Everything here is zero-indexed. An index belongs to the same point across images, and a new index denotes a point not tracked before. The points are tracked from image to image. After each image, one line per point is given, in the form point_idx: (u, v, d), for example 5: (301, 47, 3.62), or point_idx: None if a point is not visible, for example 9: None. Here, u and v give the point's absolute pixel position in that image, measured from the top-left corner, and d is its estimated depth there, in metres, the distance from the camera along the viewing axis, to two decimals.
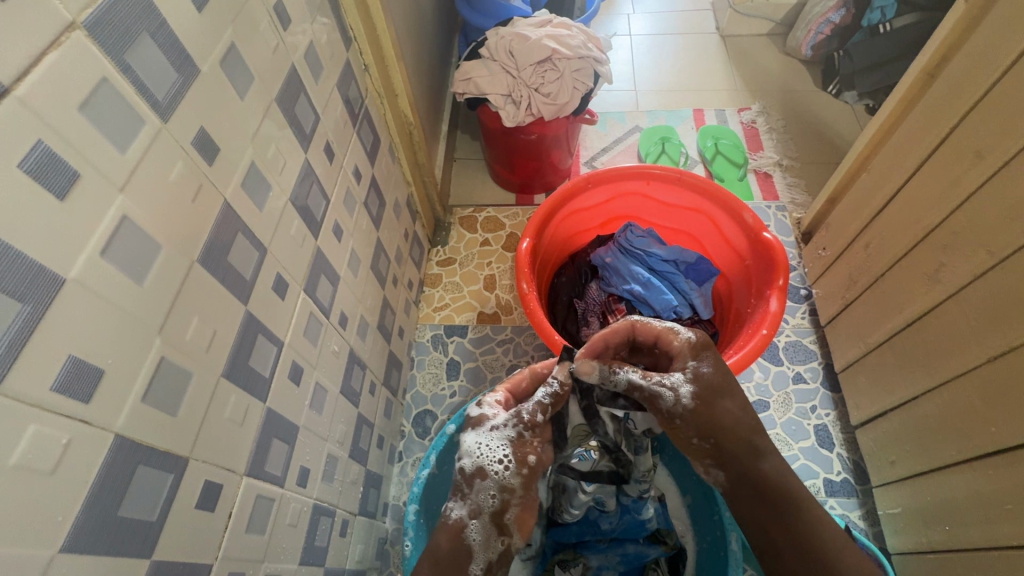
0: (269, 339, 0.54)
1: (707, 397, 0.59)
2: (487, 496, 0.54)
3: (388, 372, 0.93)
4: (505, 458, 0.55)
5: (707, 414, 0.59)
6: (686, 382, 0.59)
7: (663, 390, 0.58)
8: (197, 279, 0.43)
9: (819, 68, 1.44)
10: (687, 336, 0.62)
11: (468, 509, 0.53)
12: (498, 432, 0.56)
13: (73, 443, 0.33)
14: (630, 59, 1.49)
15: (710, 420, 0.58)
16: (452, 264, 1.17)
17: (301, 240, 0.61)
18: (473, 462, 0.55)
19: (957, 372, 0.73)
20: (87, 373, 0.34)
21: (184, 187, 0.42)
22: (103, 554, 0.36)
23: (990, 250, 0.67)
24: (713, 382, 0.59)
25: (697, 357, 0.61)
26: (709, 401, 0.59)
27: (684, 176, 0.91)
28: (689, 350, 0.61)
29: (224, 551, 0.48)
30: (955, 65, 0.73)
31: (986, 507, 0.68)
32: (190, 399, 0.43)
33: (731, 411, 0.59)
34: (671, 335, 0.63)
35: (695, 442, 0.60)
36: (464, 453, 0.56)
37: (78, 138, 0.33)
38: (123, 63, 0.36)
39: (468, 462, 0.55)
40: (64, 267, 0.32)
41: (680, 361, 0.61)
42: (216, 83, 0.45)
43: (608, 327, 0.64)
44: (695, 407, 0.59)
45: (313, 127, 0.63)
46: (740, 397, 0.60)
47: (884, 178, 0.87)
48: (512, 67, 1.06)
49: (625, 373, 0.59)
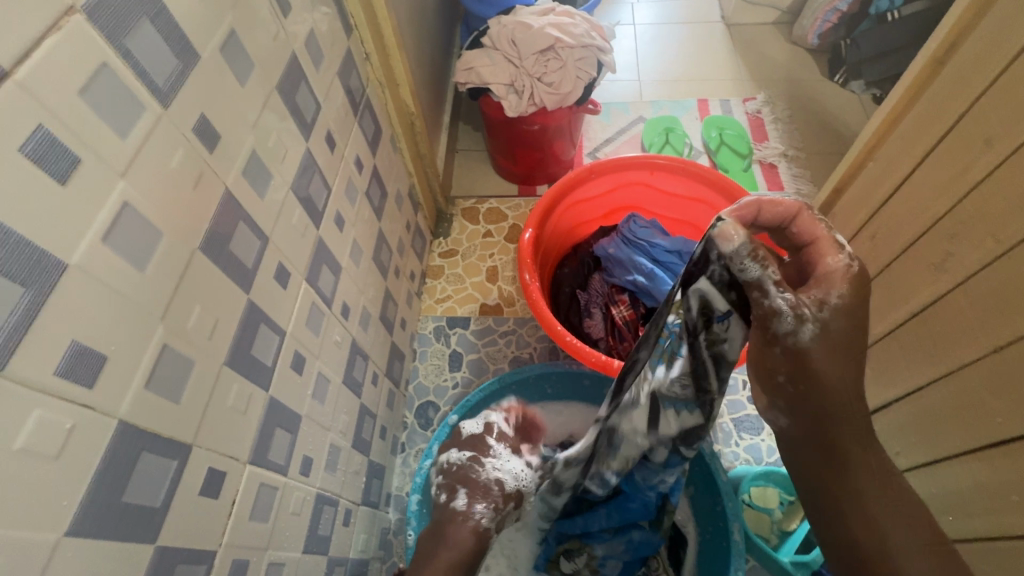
0: (271, 329, 0.54)
1: (831, 355, 0.45)
2: (508, 514, 0.62)
3: (391, 363, 0.93)
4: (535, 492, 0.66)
5: (811, 373, 0.45)
6: (815, 315, 0.44)
7: (785, 313, 0.43)
8: (199, 267, 0.43)
9: (825, 57, 1.43)
10: (850, 261, 0.46)
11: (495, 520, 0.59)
12: (535, 469, 0.65)
13: (76, 429, 0.33)
14: (634, 48, 1.48)
15: (810, 381, 0.45)
16: (454, 255, 1.17)
17: (303, 230, 0.60)
18: (514, 481, 0.62)
19: (962, 363, 0.72)
20: (90, 359, 0.34)
21: (185, 174, 0.42)
22: (108, 540, 0.36)
23: (997, 238, 0.66)
24: (842, 341, 0.45)
25: (842, 293, 0.45)
26: (825, 358, 0.45)
27: (688, 166, 0.90)
28: (842, 284, 0.45)
29: (228, 539, 0.48)
30: (965, 52, 0.72)
31: (991, 497, 0.68)
32: (193, 386, 0.43)
33: (840, 379, 0.45)
34: (831, 250, 0.47)
35: (777, 383, 0.47)
36: (501, 468, 0.63)
37: (78, 123, 0.33)
38: (124, 48, 0.36)
39: (506, 480, 0.62)
40: (66, 253, 0.32)
41: (823, 287, 0.45)
42: (217, 70, 0.45)
43: (775, 197, 0.49)
44: (809, 359, 0.44)
45: (314, 116, 0.62)
46: (850, 371, 0.46)
47: (892, 167, 0.86)
48: (515, 56, 1.05)
49: (763, 269, 0.44)
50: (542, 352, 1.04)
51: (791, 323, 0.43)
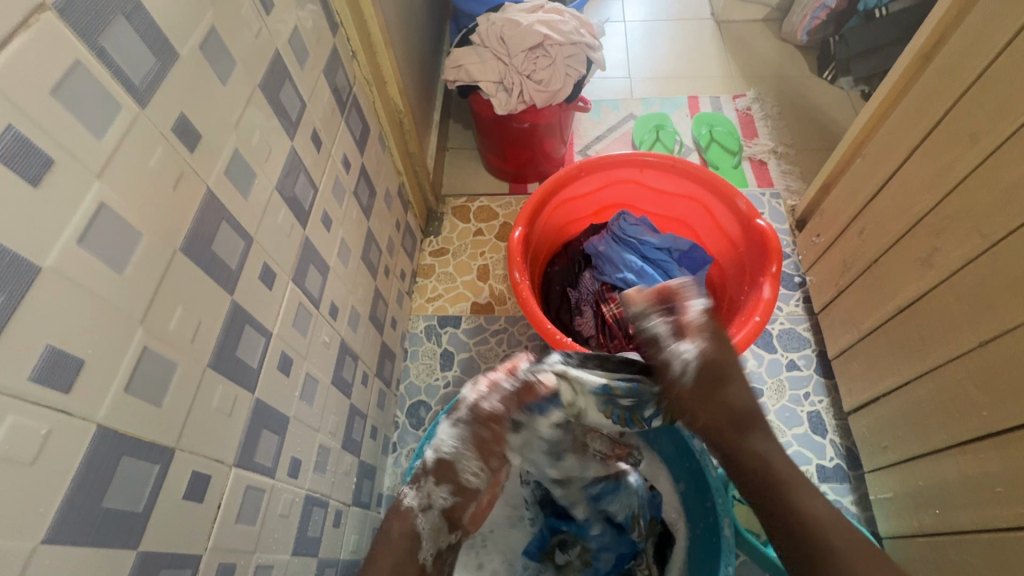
0: (257, 330, 0.54)
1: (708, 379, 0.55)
2: (440, 494, 0.57)
3: (381, 363, 0.92)
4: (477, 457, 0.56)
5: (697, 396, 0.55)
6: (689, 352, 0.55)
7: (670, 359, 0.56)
8: (180, 269, 0.43)
9: (813, 54, 1.44)
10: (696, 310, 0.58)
11: (419, 502, 0.56)
12: (466, 430, 0.56)
13: (53, 433, 0.33)
14: (624, 46, 1.48)
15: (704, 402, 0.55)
16: (445, 254, 1.16)
17: (289, 229, 0.60)
18: (434, 451, 0.57)
19: (948, 357, 0.73)
20: (66, 364, 0.33)
21: (165, 175, 0.41)
22: (88, 546, 0.35)
23: (983, 233, 0.67)
24: (711, 373, 0.55)
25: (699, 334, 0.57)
26: (705, 391, 0.55)
27: (678, 163, 0.90)
28: (695, 326, 0.57)
29: (214, 542, 0.47)
30: (950, 48, 0.73)
31: (977, 490, 0.69)
32: (175, 389, 0.43)
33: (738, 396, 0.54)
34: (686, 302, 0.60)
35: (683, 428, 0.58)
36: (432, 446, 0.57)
37: (50, 122, 0.32)
38: (98, 46, 0.35)
39: (433, 452, 0.57)
40: (39, 255, 0.32)
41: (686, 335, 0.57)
42: (197, 68, 0.44)
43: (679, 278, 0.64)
44: (686, 385, 0.55)
45: (299, 115, 0.62)
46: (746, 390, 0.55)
47: (879, 163, 0.86)
48: (504, 54, 1.04)
49: (655, 322, 0.59)
50: (533, 350, 1.04)
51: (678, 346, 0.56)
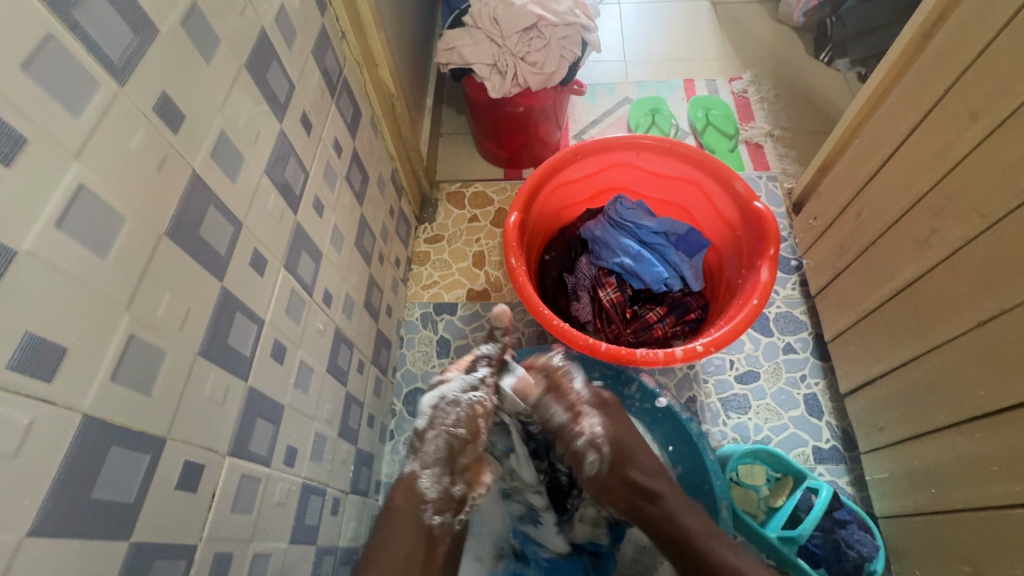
0: (249, 317, 0.53)
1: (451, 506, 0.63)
2: (433, 447, 0.63)
3: (378, 351, 0.92)
4: (457, 415, 0.64)
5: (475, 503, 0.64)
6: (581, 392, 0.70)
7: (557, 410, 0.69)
8: (167, 254, 0.41)
9: (810, 34, 1.41)
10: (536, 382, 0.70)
11: (420, 464, 0.63)
12: (468, 387, 0.67)
13: (36, 423, 0.32)
14: (620, 28, 1.45)
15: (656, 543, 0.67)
16: (440, 241, 1.15)
17: (279, 216, 0.58)
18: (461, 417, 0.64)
19: (946, 338, 0.73)
20: (48, 351, 0.32)
21: (148, 156, 0.40)
22: (78, 538, 0.34)
23: (982, 212, 0.67)
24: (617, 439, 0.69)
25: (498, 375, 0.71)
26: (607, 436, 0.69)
27: (675, 146, 0.88)
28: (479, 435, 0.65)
29: (209, 531, 0.47)
30: (953, 21, 0.71)
31: (972, 469, 0.69)
32: (164, 377, 0.41)
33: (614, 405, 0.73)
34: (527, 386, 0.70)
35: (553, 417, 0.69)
36: (458, 402, 0.65)
37: (23, 99, 0.31)
38: (72, 19, 0.33)
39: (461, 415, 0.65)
40: (15, 238, 0.30)
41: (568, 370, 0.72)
42: (179, 46, 0.42)
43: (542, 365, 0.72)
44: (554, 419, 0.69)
45: (288, 96, 0.60)
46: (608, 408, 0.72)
47: (877, 143, 0.85)
48: (497, 35, 1.02)
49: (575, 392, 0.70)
50: (530, 336, 1.03)
51: (423, 502, 0.62)
